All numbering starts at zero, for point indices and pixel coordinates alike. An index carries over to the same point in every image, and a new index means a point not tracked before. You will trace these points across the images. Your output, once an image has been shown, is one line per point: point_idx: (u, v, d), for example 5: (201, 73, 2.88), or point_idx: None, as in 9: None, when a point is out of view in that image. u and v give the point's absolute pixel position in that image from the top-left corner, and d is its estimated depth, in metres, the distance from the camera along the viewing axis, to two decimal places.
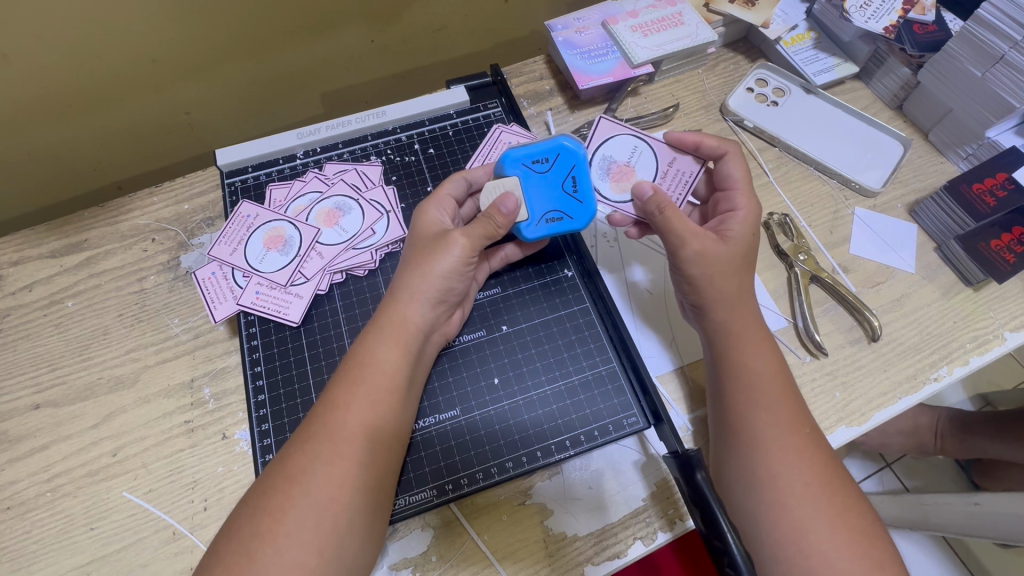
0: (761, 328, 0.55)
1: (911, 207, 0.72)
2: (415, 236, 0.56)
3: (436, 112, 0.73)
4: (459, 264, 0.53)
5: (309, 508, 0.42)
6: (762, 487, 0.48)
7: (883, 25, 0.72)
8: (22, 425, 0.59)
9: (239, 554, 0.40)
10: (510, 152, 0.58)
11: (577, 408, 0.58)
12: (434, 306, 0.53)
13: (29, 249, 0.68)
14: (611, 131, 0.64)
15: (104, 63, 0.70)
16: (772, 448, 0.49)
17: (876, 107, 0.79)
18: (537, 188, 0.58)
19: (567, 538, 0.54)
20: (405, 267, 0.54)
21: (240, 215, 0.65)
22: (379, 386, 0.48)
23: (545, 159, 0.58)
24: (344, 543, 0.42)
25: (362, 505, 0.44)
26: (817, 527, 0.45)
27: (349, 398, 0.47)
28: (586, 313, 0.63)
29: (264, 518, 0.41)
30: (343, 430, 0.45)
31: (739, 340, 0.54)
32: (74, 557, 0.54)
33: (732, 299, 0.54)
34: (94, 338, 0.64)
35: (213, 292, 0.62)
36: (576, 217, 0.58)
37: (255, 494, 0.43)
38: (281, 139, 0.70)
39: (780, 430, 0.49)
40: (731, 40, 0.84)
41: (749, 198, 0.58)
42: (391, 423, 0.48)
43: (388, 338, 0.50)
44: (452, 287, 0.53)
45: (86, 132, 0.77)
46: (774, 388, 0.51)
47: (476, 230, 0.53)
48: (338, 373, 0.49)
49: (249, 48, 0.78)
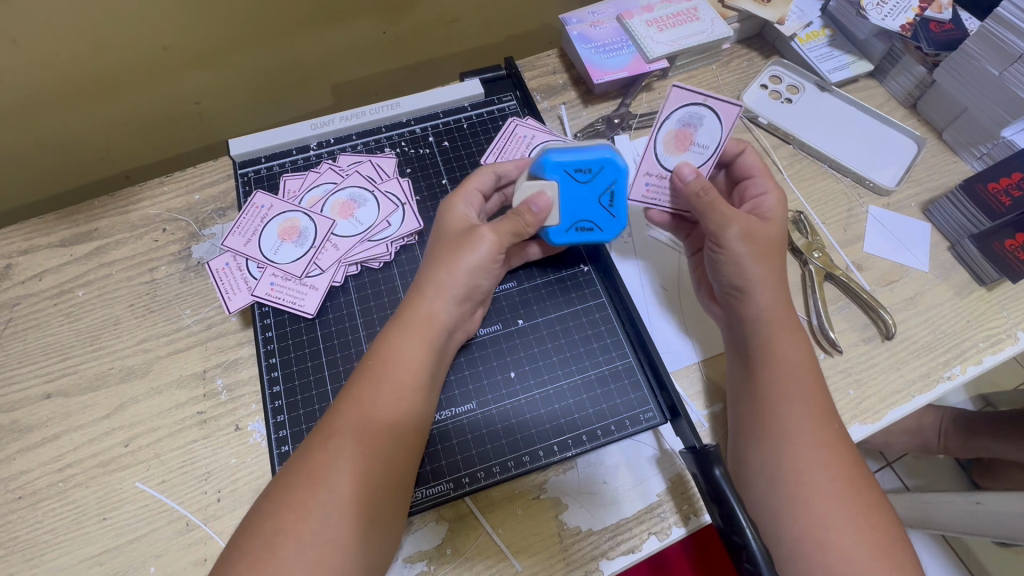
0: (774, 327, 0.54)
1: (925, 206, 0.72)
2: (441, 231, 0.55)
3: (451, 104, 0.72)
4: (485, 261, 0.52)
5: (333, 502, 0.41)
6: (779, 484, 0.48)
7: (899, 23, 0.72)
8: (34, 414, 0.59)
9: (263, 547, 0.39)
10: (550, 155, 0.55)
11: (594, 403, 0.58)
12: (459, 304, 0.52)
13: (39, 237, 0.68)
14: (705, 106, 0.59)
15: (115, 50, 0.69)
16: (795, 444, 0.49)
17: (890, 105, 0.79)
18: (574, 196, 0.56)
19: (581, 533, 0.54)
20: (428, 265, 0.53)
21: (254, 205, 0.64)
22: (406, 382, 0.48)
23: (588, 168, 0.55)
24: (367, 536, 0.42)
25: (384, 498, 0.44)
26: (837, 525, 0.45)
27: (371, 391, 0.46)
28: (602, 308, 0.63)
29: (286, 510, 0.41)
30: (367, 424, 0.45)
31: (768, 334, 0.53)
32: (87, 547, 0.53)
33: (762, 292, 0.54)
34: (105, 328, 0.63)
35: (227, 283, 0.62)
36: (605, 229, 0.58)
37: (276, 486, 0.43)
38: (294, 130, 0.69)
39: (804, 425, 0.49)
40: (745, 36, 0.84)
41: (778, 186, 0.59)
42: (412, 417, 0.48)
43: (407, 331, 0.49)
44: (476, 284, 0.53)
45: (95, 120, 0.77)
46: (799, 382, 0.51)
47: (505, 227, 0.53)
48: (358, 365, 0.49)
49: (261, 37, 0.77)
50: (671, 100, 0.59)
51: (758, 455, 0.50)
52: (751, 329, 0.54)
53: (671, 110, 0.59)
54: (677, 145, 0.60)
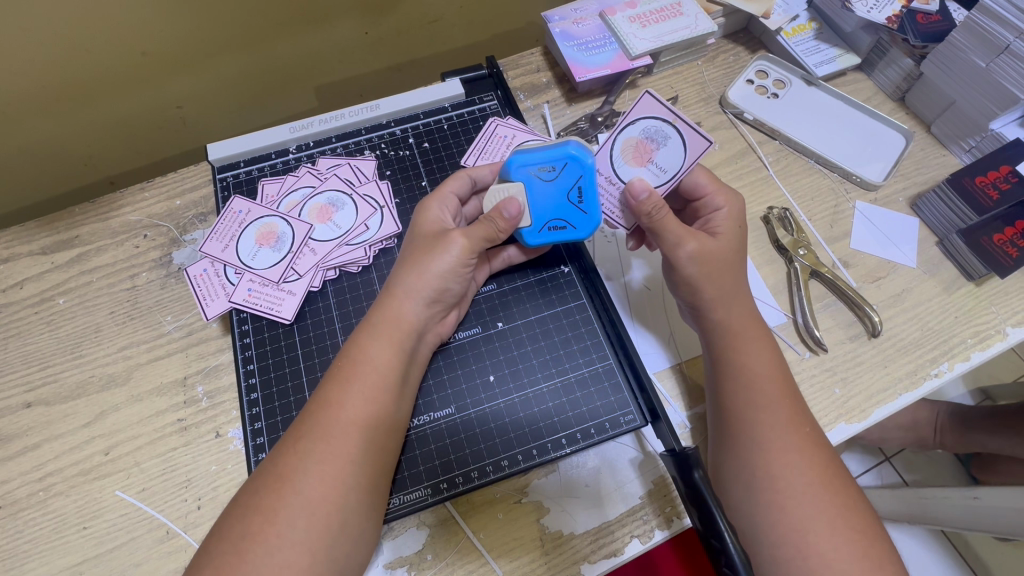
0: (755, 325, 0.54)
1: (913, 201, 0.71)
2: (414, 233, 0.55)
3: (431, 105, 0.72)
4: (457, 265, 0.52)
5: (303, 508, 0.41)
6: (756, 489, 0.47)
7: (885, 15, 0.71)
8: (14, 423, 0.59)
9: (231, 553, 0.39)
10: (515, 157, 0.54)
11: (574, 405, 0.57)
12: (429, 306, 0.52)
13: (20, 245, 0.68)
14: (671, 127, 0.58)
15: (94, 56, 0.68)
16: (768, 452, 0.48)
17: (878, 99, 0.78)
18: (543, 198, 0.56)
19: (564, 536, 0.53)
20: (402, 265, 0.53)
21: (231, 211, 0.64)
22: (373, 382, 0.47)
23: (552, 167, 0.54)
24: (338, 543, 0.42)
25: (358, 505, 0.43)
26: (812, 529, 0.45)
27: (343, 395, 0.46)
28: (583, 309, 0.62)
29: (257, 518, 0.41)
30: (338, 428, 0.44)
31: (732, 340, 0.53)
32: (67, 557, 0.53)
33: (722, 299, 0.54)
34: (86, 336, 0.63)
35: (205, 289, 0.61)
36: (579, 227, 0.57)
37: (248, 494, 0.43)
38: (274, 133, 0.69)
39: (775, 430, 0.49)
40: (731, 31, 0.83)
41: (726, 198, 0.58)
42: (385, 421, 0.47)
43: (381, 336, 0.49)
44: (448, 287, 0.53)
45: (76, 126, 0.76)
46: (765, 388, 0.51)
47: (477, 231, 0.52)
48: (332, 371, 0.48)
49: (241, 40, 0.77)
50: (641, 106, 0.59)
51: (732, 460, 0.49)
52: (728, 331, 0.53)
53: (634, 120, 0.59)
54: (633, 156, 0.59)
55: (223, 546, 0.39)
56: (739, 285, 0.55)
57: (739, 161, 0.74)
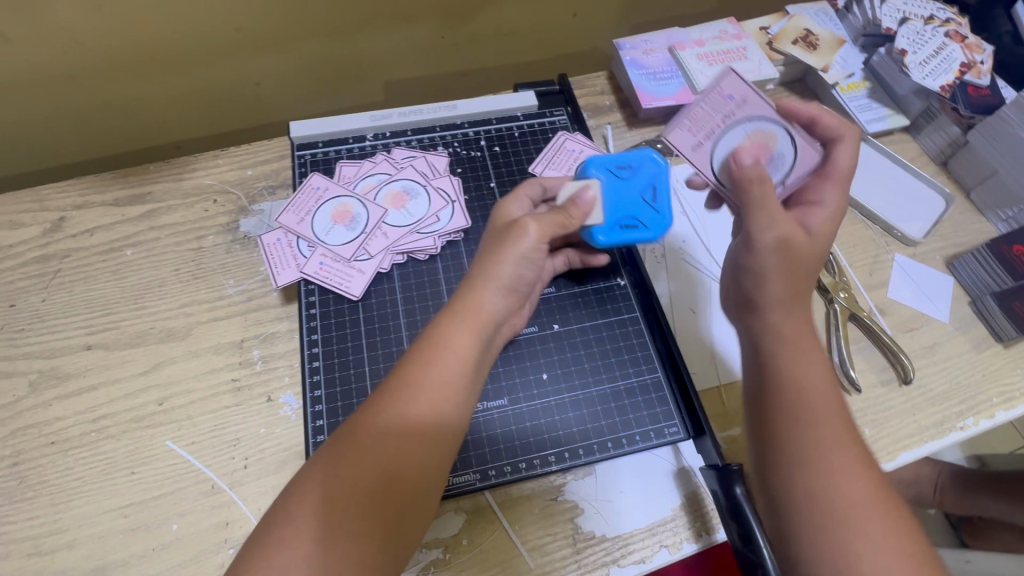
0: (803, 338, 0.51)
1: (949, 260, 0.74)
2: (492, 227, 0.57)
3: (504, 113, 0.74)
4: (532, 250, 0.53)
5: (376, 481, 0.43)
6: (809, 493, 0.44)
7: (939, 83, 0.75)
8: (74, 364, 0.61)
9: (311, 514, 0.41)
10: (595, 157, 0.62)
11: (622, 412, 0.59)
12: (505, 296, 0.53)
13: (95, 195, 0.71)
14: (797, 129, 0.60)
15: (193, 26, 0.73)
16: (829, 461, 0.44)
17: (921, 160, 0.82)
18: (619, 196, 0.61)
19: (595, 538, 0.55)
20: (481, 253, 0.54)
21: (310, 186, 0.65)
22: (455, 370, 0.48)
23: (629, 168, 0.62)
24: (404, 516, 0.44)
25: (423, 481, 0.45)
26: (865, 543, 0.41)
27: (421, 378, 0.47)
28: (636, 322, 0.64)
29: (336, 485, 0.42)
30: (417, 415, 0.46)
31: (787, 346, 0.50)
32: (113, 498, 0.55)
33: (789, 300, 0.51)
34: (150, 288, 0.66)
35: (277, 258, 0.62)
36: (650, 228, 0.60)
37: (323, 459, 0.44)
38: (353, 120, 0.71)
39: (831, 428, 0.45)
40: (788, 80, 0.88)
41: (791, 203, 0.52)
42: (461, 405, 0.49)
43: (464, 324, 0.50)
44: (522, 274, 0.53)
45: (158, 91, 0.80)
46: (814, 390, 0.47)
47: (550, 218, 0.54)
48: (412, 349, 0.49)
49: (329, 29, 0.81)
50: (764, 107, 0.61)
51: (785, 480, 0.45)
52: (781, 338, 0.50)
53: (759, 104, 0.61)
54: (752, 140, 0.61)
55: (300, 507, 0.42)
56: (797, 286, 0.52)
57: None
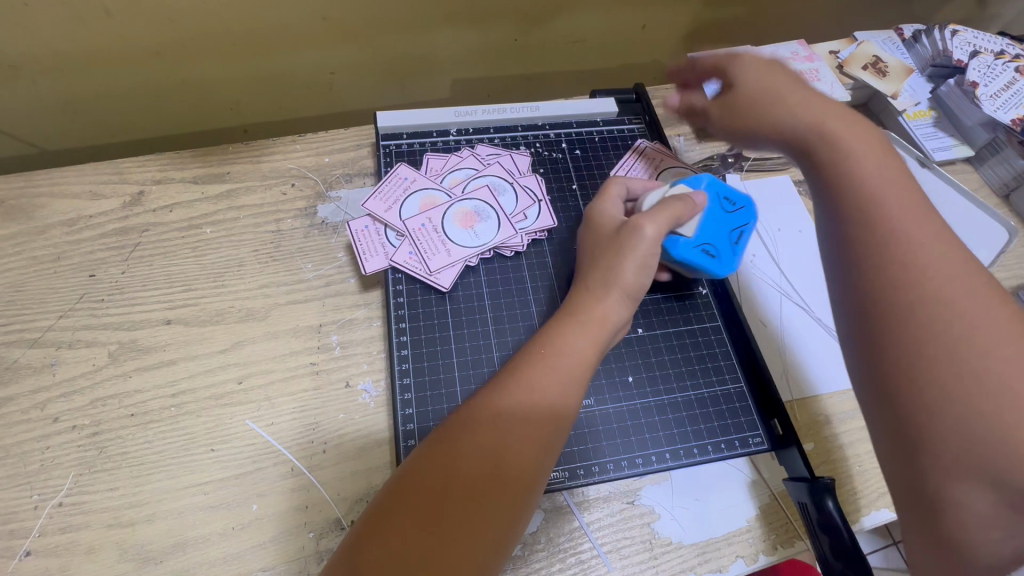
0: (951, 251, 0.42)
1: (1013, 290, 0.75)
2: (597, 225, 0.59)
3: (585, 118, 0.76)
4: (649, 251, 0.54)
5: (495, 472, 0.43)
6: (910, 341, 0.39)
7: (1010, 117, 0.76)
8: (154, 338, 0.61)
9: (428, 499, 0.42)
10: (714, 179, 0.63)
11: (707, 420, 0.60)
12: (627, 305, 0.54)
13: (175, 171, 0.72)
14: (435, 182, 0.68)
15: (283, 12, 0.73)
16: (984, 401, 0.36)
17: (984, 191, 0.83)
18: (714, 220, 0.61)
19: (672, 544, 0.55)
20: (597, 253, 0.56)
21: (397, 176, 0.68)
22: (574, 371, 0.49)
23: (735, 204, 0.63)
24: (518, 514, 0.44)
25: (537, 483, 0.45)
26: (1012, 403, 0.35)
27: (543, 376, 0.48)
28: (718, 331, 0.65)
29: (453, 471, 0.43)
30: (540, 405, 0.47)
31: (902, 269, 0.41)
32: (193, 475, 0.55)
33: (908, 212, 0.44)
34: (229, 268, 0.66)
35: (365, 245, 0.64)
36: (721, 262, 0.60)
37: (436, 443, 0.45)
38: (438, 114, 0.73)
39: (931, 262, 0.41)
40: (853, 104, 0.89)
41: (777, 74, 0.58)
42: (576, 410, 0.49)
43: (586, 329, 0.51)
44: (642, 283, 0.55)
45: (238, 73, 0.81)
46: (984, 290, 0.40)
47: (664, 211, 0.55)
48: (531, 347, 0.51)
49: (410, 25, 0.82)
50: None
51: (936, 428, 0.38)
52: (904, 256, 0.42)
53: None
54: (433, 198, 0.67)
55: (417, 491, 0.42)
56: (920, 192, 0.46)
57: None
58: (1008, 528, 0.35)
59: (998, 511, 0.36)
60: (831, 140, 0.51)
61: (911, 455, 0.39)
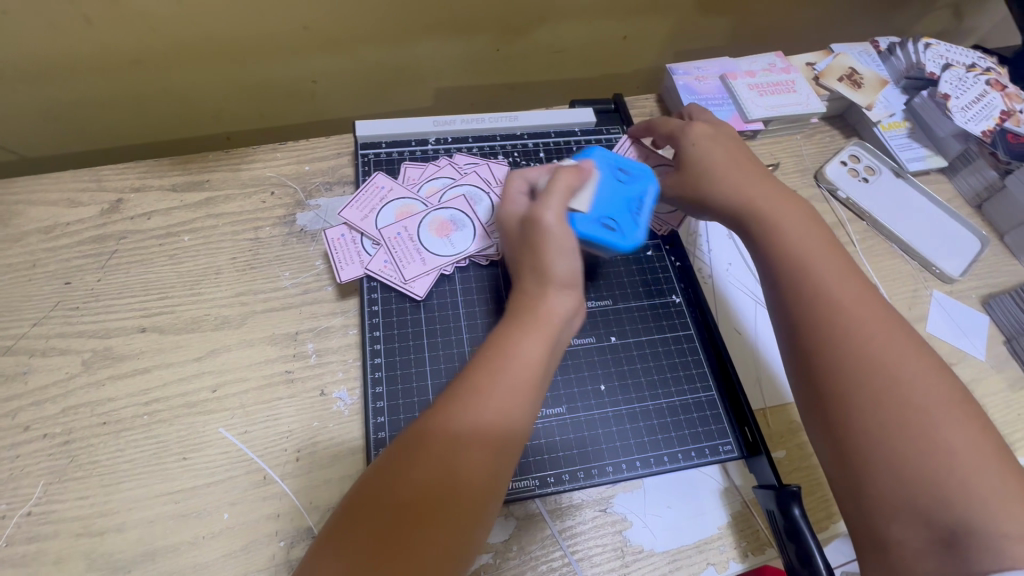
0: (869, 315, 0.49)
1: (985, 299, 0.76)
2: (507, 220, 0.60)
3: (563, 127, 0.77)
4: (563, 240, 0.55)
5: (448, 487, 0.43)
6: (846, 395, 0.46)
7: (980, 128, 0.78)
8: (128, 345, 0.61)
9: (382, 517, 0.42)
10: (598, 152, 0.65)
11: (678, 427, 0.61)
12: (567, 295, 0.54)
13: (154, 178, 0.72)
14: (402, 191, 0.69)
15: (264, 22, 0.74)
16: (912, 446, 0.43)
17: (957, 201, 0.85)
18: (608, 192, 0.62)
19: (643, 552, 0.55)
20: (519, 250, 0.57)
21: (374, 184, 0.68)
22: (523, 375, 0.49)
23: (629, 175, 0.64)
24: (476, 526, 0.44)
25: (493, 493, 0.45)
26: (937, 447, 0.42)
27: (491, 384, 0.48)
28: (690, 340, 0.66)
29: (405, 488, 0.43)
30: (488, 419, 0.46)
31: (830, 329, 0.49)
32: (165, 483, 0.54)
33: (835, 276, 0.52)
34: (205, 275, 0.66)
35: (341, 253, 0.65)
36: (625, 235, 0.60)
37: (390, 462, 0.45)
38: (417, 123, 0.74)
39: (868, 328, 0.48)
40: (830, 114, 0.90)
41: (722, 145, 0.65)
42: (529, 415, 0.49)
43: (532, 330, 0.51)
44: (573, 270, 0.55)
45: (219, 82, 0.81)
46: (899, 349, 0.47)
47: (557, 195, 0.57)
48: (482, 355, 0.51)
49: (392, 34, 0.83)
50: None
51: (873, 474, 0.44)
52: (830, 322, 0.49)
53: None
54: (407, 209, 0.68)
55: (371, 510, 0.42)
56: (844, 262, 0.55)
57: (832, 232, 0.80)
58: (943, 563, 0.40)
59: (933, 547, 0.41)
60: (769, 214, 0.58)
61: (855, 493, 0.45)
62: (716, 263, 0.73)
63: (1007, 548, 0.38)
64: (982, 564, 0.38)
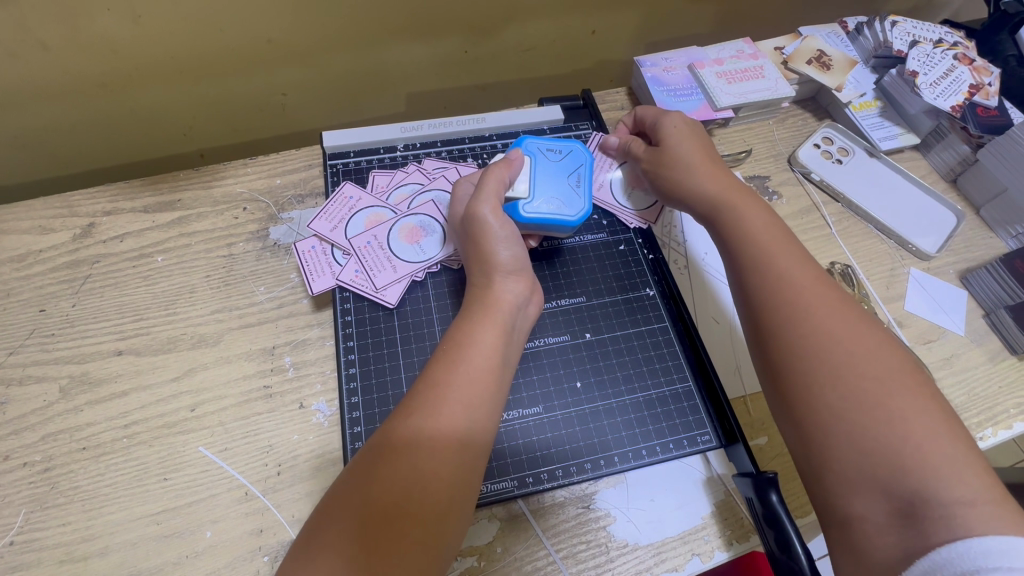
0: (831, 302, 0.50)
1: (962, 274, 0.76)
2: (454, 215, 0.63)
3: (531, 126, 0.78)
4: (502, 228, 0.57)
5: (415, 481, 0.44)
6: (811, 378, 0.46)
7: (950, 104, 0.78)
8: (105, 369, 0.61)
9: (353, 517, 0.42)
10: (527, 137, 0.67)
11: (655, 420, 0.61)
12: (516, 280, 0.56)
13: (124, 201, 0.72)
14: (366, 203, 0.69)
15: (225, 37, 0.74)
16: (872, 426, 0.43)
17: (932, 177, 0.85)
18: (545, 171, 0.65)
19: (627, 546, 0.55)
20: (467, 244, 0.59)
21: (343, 195, 0.69)
22: (482, 362, 0.50)
23: (559, 152, 0.67)
24: (450, 518, 0.44)
25: (464, 483, 0.46)
26: (887, 419, 0.43)
27: (448, 374, 0.49)
28: (665, 332, 0.66)
29: (375, 486, 0.43)
30: (448, 410, 0.47)
31: (794, 314, 0.49)
32: (147, 504, 0.55)
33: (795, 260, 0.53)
34: (180, 294, 0.66)
35: (313, 265, 0.66)
36: (573, 210, 0.64)
37: (359, 463, 0.45)
38: (385, 131, 0.74)
39: (829, 313, 0.49)
40: (801, 98, 0.91)
41: (693, 139, 0.66)
42: (493, 403, 0.50)
43: (486, 317, 0.53)
44: (518, 255, 0.58)
45: (187, 100, 0.81)
46: (857, 335, 0.48)
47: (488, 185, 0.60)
48: (439, 351, 0.52)
49: (356, 42, 0.82)
50: None
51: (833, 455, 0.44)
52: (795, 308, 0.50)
53: None
54: (375, 218, 0.68)
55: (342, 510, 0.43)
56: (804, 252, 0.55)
57: (808, 215, 0.80)
58: (903, 535, 0.40)
59: (891, 519, 0.40)
60: (733, 205, 0.59)
61: (818, 476, 0.45)
62: (691, 252, 0.73)
63: (958, 515, 0.38)
64: (937, 535, 0.38)
